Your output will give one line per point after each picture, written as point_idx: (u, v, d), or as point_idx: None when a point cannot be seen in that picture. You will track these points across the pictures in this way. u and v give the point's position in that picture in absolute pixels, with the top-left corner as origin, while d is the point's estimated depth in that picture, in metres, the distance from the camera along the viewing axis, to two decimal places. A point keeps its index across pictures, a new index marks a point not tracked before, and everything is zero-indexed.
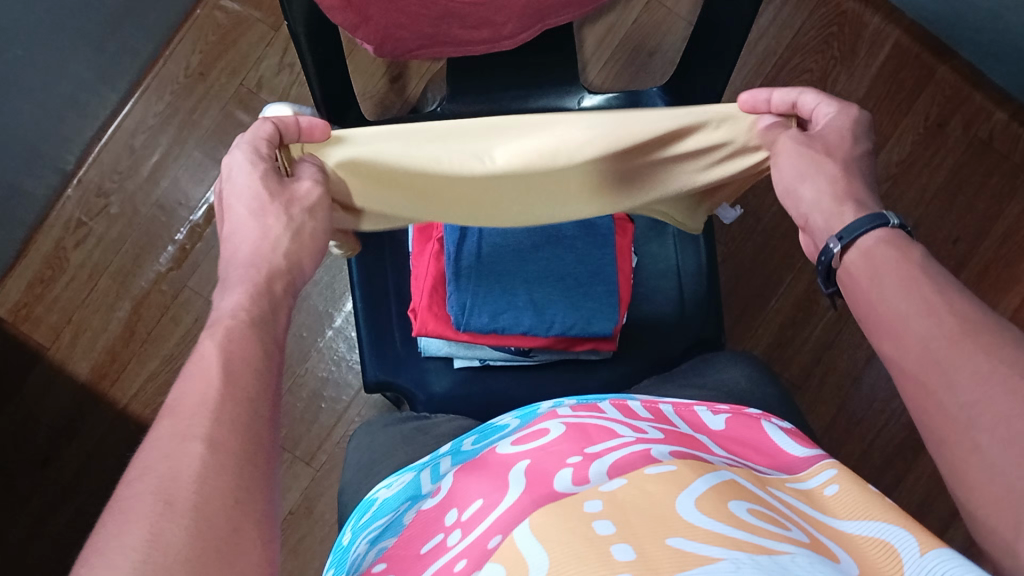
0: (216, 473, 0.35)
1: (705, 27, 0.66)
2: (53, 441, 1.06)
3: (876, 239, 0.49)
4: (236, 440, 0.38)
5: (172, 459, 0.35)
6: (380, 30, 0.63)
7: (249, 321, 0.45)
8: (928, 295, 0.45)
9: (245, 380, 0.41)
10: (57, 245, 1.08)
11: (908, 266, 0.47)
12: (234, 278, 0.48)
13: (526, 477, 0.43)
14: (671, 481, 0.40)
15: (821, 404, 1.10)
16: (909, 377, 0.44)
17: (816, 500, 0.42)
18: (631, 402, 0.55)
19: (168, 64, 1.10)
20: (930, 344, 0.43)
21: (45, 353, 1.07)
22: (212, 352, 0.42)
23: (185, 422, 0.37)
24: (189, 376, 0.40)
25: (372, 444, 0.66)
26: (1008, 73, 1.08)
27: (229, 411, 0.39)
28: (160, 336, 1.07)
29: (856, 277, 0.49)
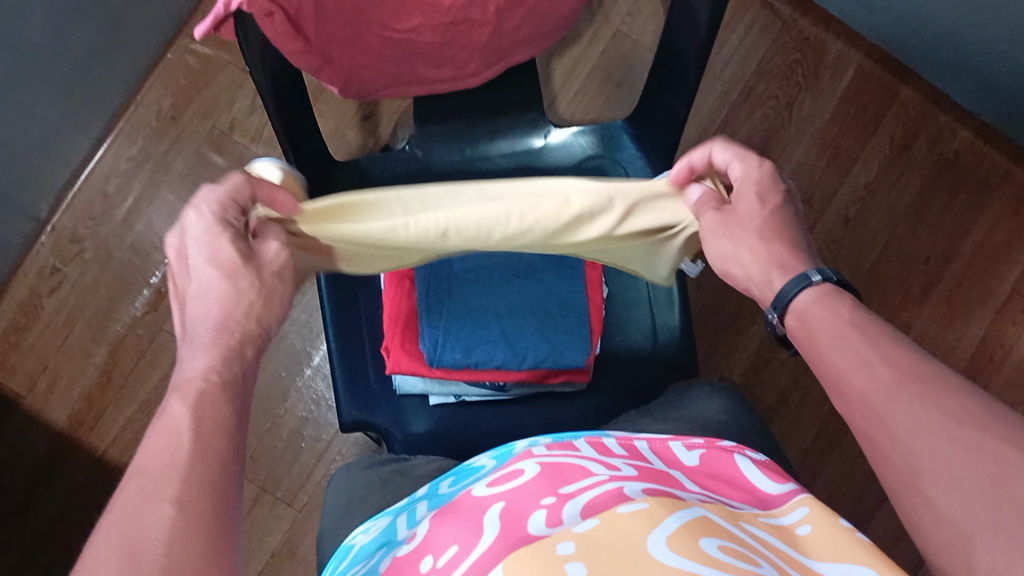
0: (184, 536, 0.36)
1: (665, 61, 0.67)
2: (31, 490, 1.05)
3: (807, 301, 0.50)
4: (203, 499, 0.38)
5: (138, 524, 0.36)
6: (344, 73, 0.64)
7: (220, 379, 0.44)
8: (861, 351, 0.46)
9: (213, 437, 0.41)
10: (31, 293, 1.07)
11: (837, 323, 0.48)
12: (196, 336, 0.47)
13: (501, 520, 0.43)
14: (644, 518, 0.40)
15: (801, 426, 1.10)
16: (862, 416, 0.45)
17: (790, 537, 0.42)
18: (607, 439, 0.55)
19: (140, 108, 1.10)
20: (872, 399, 0.44)
21: (21, 402, 1.06)
22: (178, 410, 0.42)
23: (152, 484, 0.37)
24: (156, 434, 0.40)
25: (350, 489, 0.66)
26: (969, 93, 1.10)
27: (199, 472, 0.39)
28: (137, 381, 1.07)
29: (798, 340, 0.51)
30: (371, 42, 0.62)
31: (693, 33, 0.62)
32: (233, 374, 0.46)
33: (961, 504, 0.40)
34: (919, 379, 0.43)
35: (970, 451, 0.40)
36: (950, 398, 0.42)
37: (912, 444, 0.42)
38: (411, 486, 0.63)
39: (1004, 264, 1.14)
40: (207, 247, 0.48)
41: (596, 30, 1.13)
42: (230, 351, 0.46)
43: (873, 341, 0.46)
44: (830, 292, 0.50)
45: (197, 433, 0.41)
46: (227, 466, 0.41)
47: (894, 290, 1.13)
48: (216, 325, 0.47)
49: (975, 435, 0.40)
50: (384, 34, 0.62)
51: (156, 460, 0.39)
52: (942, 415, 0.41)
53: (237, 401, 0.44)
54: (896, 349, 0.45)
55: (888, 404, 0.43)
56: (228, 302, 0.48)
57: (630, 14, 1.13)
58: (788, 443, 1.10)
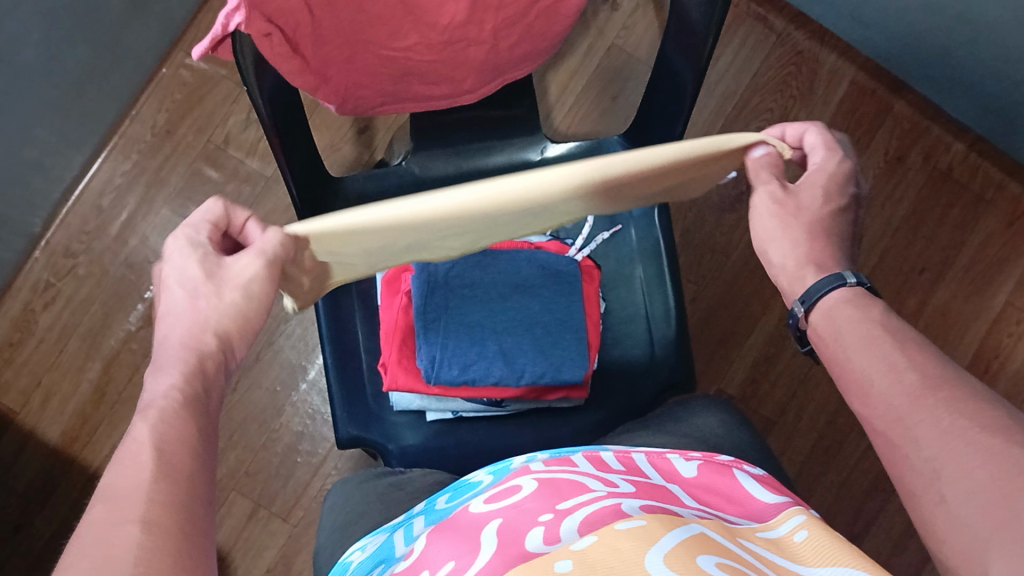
0: (156, 556, 0.35)
1: (664, 78, 0.67)
2: (25, 508, 1.04)
3: (839, 299, 0.50)
4: (170, 517, 0.38)
5: (107, 546, 0.35)
6: (341, 90, 0.64)
7: (184, 402, 0.43)
8: (893, 356, 0.47)
9: (172, 451, 0.41)
10: (24, 308, 1.07)
11: (872, 326, 0.49)
12: (163, 362, 0.45)
13: (499, 538, 0.43)
14: (641, 538, 0.40)
15: (797, 438, 1.11)
16: (886, 421, 0.45)
17: (785, 547, 0.42)
18: (604, 454, 0.55)
19: (134, 123, 1.10)
20: (898, 403, 0.45)
21: (14, 418, 1.05)
22: (144, 430, 0.41)
23: (120, 508, 0.37)
24: (120, 457, 0.40)
25: (347, 504, 0.66)
26: (962, 106, 1.11)
27: (162, 491, 0.39)
28: (131, 397, 1.06)
29: (821, 338, 0.51)
30: (368, 60, 0.62)
31: (692, 49, 0.62)
32: (194, 393, 0.44)
33: (970, 508, 0.39)
34: (944, 386, 0.44)
35: (986, 455, 0.40)
36: (973, 409, 0.42)
37: (932, 450, 0.42)
38: (409, 500, 0.63)
39: (998, 276, 1.14)
40: (178, 263, 0.47)
41: (590, 44, 1.13)
42: (200, 371, 0.45)
43: (906, 350, 0.47)
44: (862, 296, 0.50)
45: (159, 455, 0.40)
46: (190, 481, 0.40)
47: (889, 302, 1.14)
48: (187, 343, 0.45)
49: (992, 441, 0.40)
50: (381, 52, 0.61)
51: (120, 479, 0.39)
52: (963, 421, 0.42)
53: (199, 414, 0.44)
54: (926, 359, 0.46)
55: (916, 409, 0.44)
56: (192, 319, 0.46)
57: (624, 27, 1.13)
58: (785, 455, 1.10)
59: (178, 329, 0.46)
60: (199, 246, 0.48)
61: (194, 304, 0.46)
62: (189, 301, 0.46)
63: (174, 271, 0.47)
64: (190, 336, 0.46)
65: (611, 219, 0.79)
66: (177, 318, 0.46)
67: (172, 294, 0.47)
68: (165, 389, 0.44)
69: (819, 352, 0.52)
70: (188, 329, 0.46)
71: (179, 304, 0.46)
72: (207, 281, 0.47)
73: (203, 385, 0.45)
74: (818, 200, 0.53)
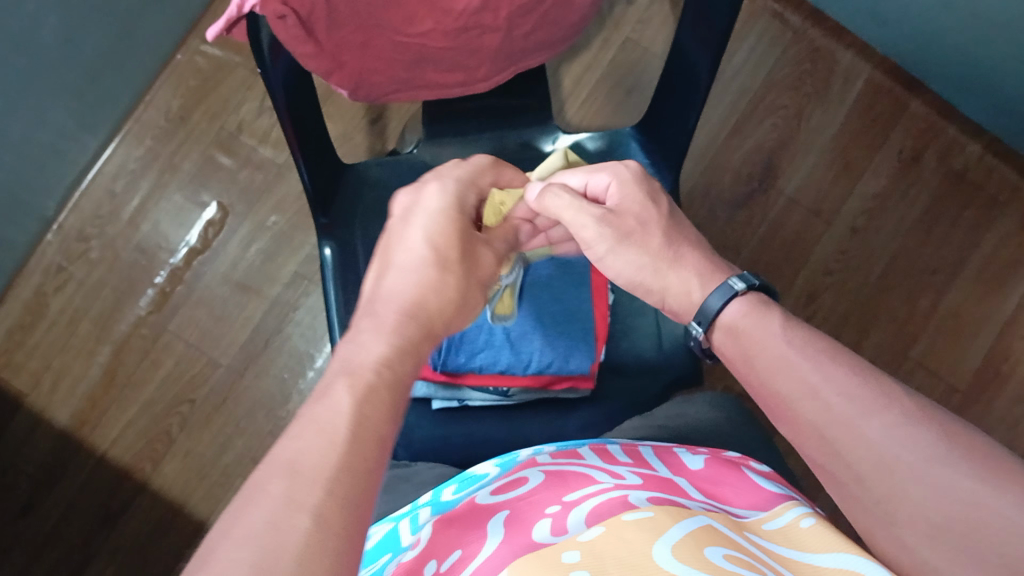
0: (315, 554, 0.32)
1: (678, 71, 0.67)
2: (34, 490, 1.04)
3: (737, 311, 0.52)
4: (342, 518, 0.34)
5: (274, 529, 0.32)
6: (354, 75, 0.64)
7: (393, 381, 0.43)
8: (805, 379, 0.46)
9: (365, 437, 0.39)
10: (37, 291, 1.07)
11: (773, 348, 0.49)
12: (375, 321, 0.47)
13: (505, 527, 0.43)
14: (650, 528, 0.39)
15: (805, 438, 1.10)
16: (820, 452, 0.44)
17: (793, 536, 0.41)
18: (611, 446, 0.55)
19: (149, 109, 1.10)
20: (826, 431, 0.44)
21: (25, 400, 1.06)
22: (344, 405, 0.40)
23: (302, 489, 0.34)
24: (317, 422, 0.38)
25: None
26: (978, 106, 1.10)
27: (342, 481, 0.36)
28: (141, 381, 1.07)
29: (732, 360, 0.52)
30: (382, 46, 0.62)
31: (705, 40, 0.62)
32: (400, 368, 0.44)
33: (940, 550, 0.38)
34: (879, 408, 0.43)
35: (945, 494, 0.39)
36: (928, 430, 0.41)
37: (884, 490, 0.41)
38: (414, 490, 0.63)
39: (1011, 279, 1.13)
40: (434, 224, 0.55)
41: (605, 37, 1.13)
42: (409, 348, 0.46)
43: (817, 368, 0.46)
44: (756, 302, 0.52)
45: (353, 438, 0.38)
46: (374, 480, 0.37)
47: (900, 303, 1.13)
48: (403, 311, 0.49)
49: (949, 477, 0.39)
50: (395, 38, 0.61)
51: (304, 454, 0.36)
52: (909, 452, 0.41)
53: (397, 398, 0.43)
54: (847, 375, 0.45)
55: (850, 441, 0.43)
56: (431, 286, 0.51)
57: (640, 21, 1.13)
58: (793, 454, 1.10)
59: (404, 286, 0.51)
60: (450, 224, 0.55)
61: (425, 269, 0.52)
62: (423, 264, 0.52)
63: (432, 229, 0.54)
64: (414, 301, 0.50)
65: None
66: (410, 277, 0.51)
67: (422, 244, 0.53)
68: (371, 358, 0.44)
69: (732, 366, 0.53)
70: (422, 292, 0.50)
71: (420, 265, 0.52)
72: (461, 258, 0.53)
73: (403, 366, 0.45)
74: (636, 202, 0.57)
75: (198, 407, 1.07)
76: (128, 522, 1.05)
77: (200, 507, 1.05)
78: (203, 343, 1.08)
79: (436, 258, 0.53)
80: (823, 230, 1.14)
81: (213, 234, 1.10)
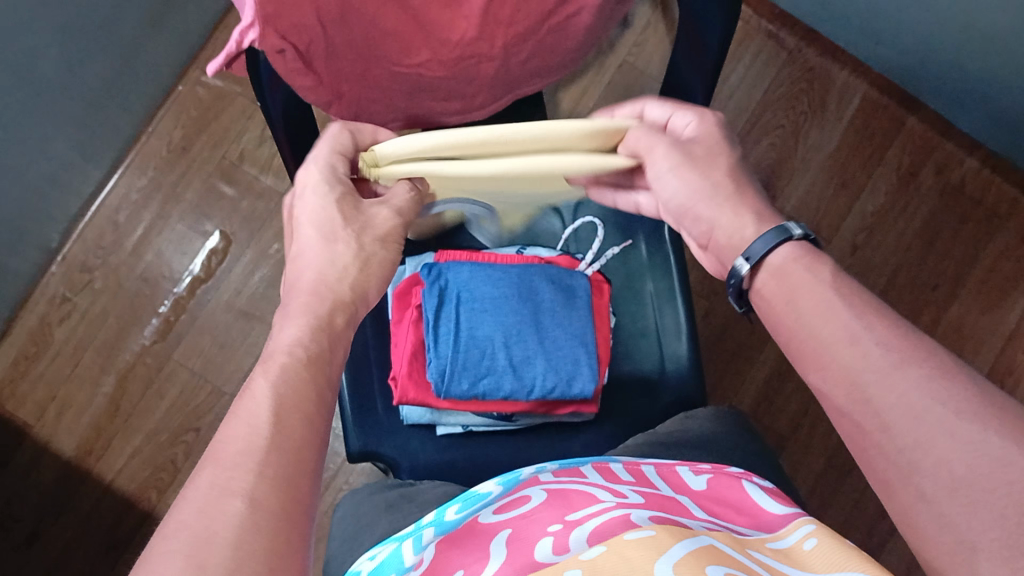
0: (253, 533, 0.35)
1: (674, 95, 0.68)
2: (41, 521, 1.04)
3: (785, 256, 0.49)
4: (275, 495, 0.37)
5: (207, 515, 0.35)
6: (353, 106, 0.64)
7: (305, 358, 0.45)
8: (839, 329, 0.44)
9: (288, 433, 0.41)
10: (41, 322, 1.08)
11: (819, 290, 0.46)
12: (291, 307, 0.49)
13: (507, 547, 0.42)
14: (651, 547, 0.38)
15: (810, 454, 1.10)
16: (850, 399, 0.43)
17: (796, 556, 0.41)
18: (614, 465, 0.55)
19: (150, 140, 1.11)
20: (864, 380, 0.42)
21: (30, 430, 1.06)
22: (264, 391, 0.42)
23: (228, 474, 0.37)
24: (241, 409, 0.41)
25: (356, 515, 0.65)
26: (975, 121, 1.11)
27: (284, 467, 0.39)
28: (145, 410, 1.07)
29: (769, 298, 0.49)
30: (380, 77, 0.62)
31: (700, 63, 0.62)
32: (313, 345, 0.46)
33: (958, 509, 0.37)
34: (917, 359, 0.41)
35: (973, 450, 0.37)
36: (961, 386, 0.39)
37: (910, 439, 0.40)
38: (417, 510, 0.62)
39: (1012, 291, 1.13)
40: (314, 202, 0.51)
41: (601, 61, 1.14)
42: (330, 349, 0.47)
43: (861, 316, 0.44)
44: (808, 250, 0.49)
45: (277, 418, 0.41)
46: (303, 453, 0.41)
47: (903, 318, 1.13)
48: (310, 290, 0.49)
49: (978, 436, 0.38)
50: (392, 67, 0.61)
51: (235, 441, 0.39)
52: (939, 404, 0.39)
53: (320, 378, 0.45)
54: (889, 328, 0.43)
55: (882, 387, 0.41)
56: (327, 264, 0.50)
57: (635, 45, 1.14)
58: (799, 472, 1.10)
59: (297, 270, 0.51)
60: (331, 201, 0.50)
61: (323, 247, 0.50)
62: (319, 242, 0.50)
63: (304, 202, 0.51)
64: (323, 279, 0.50)
65: (621, 233, 0.79)
66: (309, 259, 0.50)
67: (304, 226, 0.51)
68: (286, 343, 0.46)
69: (763, 324, 0.51)
70: (319, 273, 0.50)
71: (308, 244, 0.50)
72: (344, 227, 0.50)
73: (318, 344, 0.47)
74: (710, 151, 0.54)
75: (203, 434, 1.07)
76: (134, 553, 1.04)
77: None
78: (208, 371, 1.08)
79: (326, 231, 0.50)
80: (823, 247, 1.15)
81: (215, 261, 1.10)
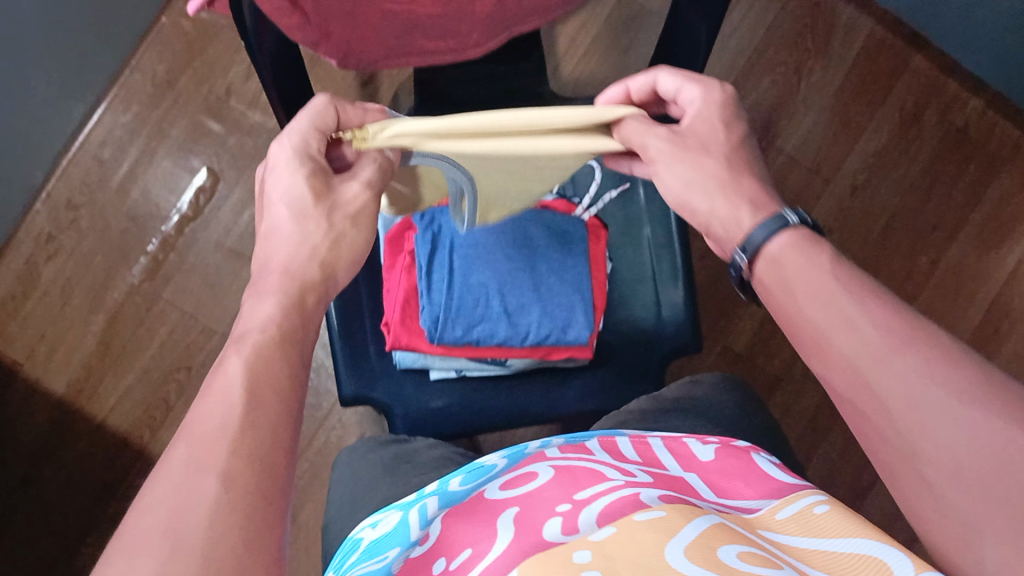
0: (228, 511, 0.33)
1: (675, 37, 0.66)
2: (35, 459, 1.04)
3: (783, 245, 0.47)
4: (250, 474, 0.35)
5: (182, 491, 0.33)
6: (342, 44, 0.61)
7: (278, 336, 0.43)
8: (839, 317, 0.43)
9: (269, 393, 0.39)
10: (28, 261, 1.06)
11: (818, 273, 0.45)
12: (262, 285, 0.46)
13: (514, 524, 0.41)
14: (661, 530, 0.38)
15: (803, 396, 1.10)
16: (848, 384, 0.42)
17: (807, 526, 0.40)
18: (619, 439, 0.54)
19: (134, 73, 1.08)
20: (862, 362, 0.41)
21: (21, 369, 1.05)
22: (236, 369, 0.39)
23: (201, 450, 0.35)
24: (208, 392, 0.38)
25: (355, 477, 0.65)
26: (982, 63, 1.08)
27: (250, 440, 0.36)
28: (136, 349, 1.06)
29: (768, 289, 0.48)
30: (371, 15, 0.60)
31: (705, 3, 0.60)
32: (286, 324, 0.44)
33: (964, 493, 0.36)
34: (912, 343, 0.40)
35: (975, 438, 0.36)
36: (962, 366, 0.38)
37: (909, 422, 0.39)
38: (417, 472, 0.62)
39: (1012, 235, 1.12)
40: (283, 181, 0.46)
41: None
42: (293, 301, 0.45)
43: (858, 301, 0.43)
44: (806, 237, 0.47)
45: (250, 395, 0.38)
46: (276, 431, 0.38)
47: (901, 261, 1.12)
48: (281, 270, 0.46)
49: (981, 420, 0.36)
50: (388, 8, 0.60)
51: (205, 418, 0.37)
52: (939, 387, 0.38)
53: (287, 346, 0.42)
54: (889, 311, 0.42)
55: (885, 374, 0.40)
56: (297, 245, 0.47)
57: None
58: (792, 413, 1.10)
59: (269, 249, 0.47)
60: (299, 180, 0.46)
61: (295, 227, 0.47)
62: (290, 222, 0.47)
63: (284, 182, 0.46)
64: (297, 261, 0.47)
65: (618, 178, 0.77)
66: (281, 237, 0.47)
67: (279, 207, 0.47)
68: (259, 322, 0.43)
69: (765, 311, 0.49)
70: (290, 256, 0.47)
71: (282, 222, 0.47)
72: (318, 206, 0.47)
73: (291, 322, 0.44)
74: (710, 130, 0.53)
75: (196, 373, 1.06)
76: (130, 491, 1.04)
77: None
78: (199, 310, 1.07)
79: (297, 210, 0.47)
80: (822, 189, 1.13)
81: (203, 200, 1.08)
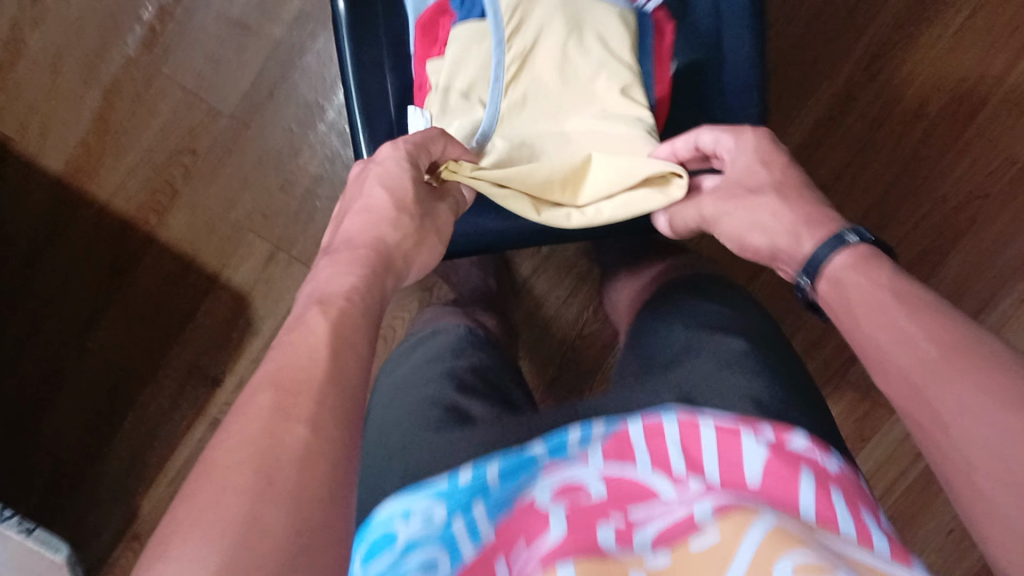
0: (311, 465, 0.36)
1: None
2: (37, 239, 1.00)
3: (842, 263, 0.49)
4: (338, 427, 0.38)
5: (272, 438, 0.36)
6: None
7: (360, 304, 0.47)
8: (878, 336, 0.45)
9: (346, 358, 0.42)
10: (12, 25, 0.96)
11: (872, 291, 0.46)
12: (345, 256, 0.51)
13: (566, 512, 0.39)
14: (726, 544, 0.35)
15: (849, 205, 1.01)
16: (911, 403, 0.42)
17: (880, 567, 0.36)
18: (673, 425, 0.43)
19: None
20: (915, 377, 0.42)
21: (15, 146, 0.99)
22: (320, 326, 0.43)
23: (290, 400, 0.38)
24: (297, 339, 0.42)
25: (397, 399, 0.58)
26: None
27: (335, 397, 0.39)
28: (138, 128, 0.98)
29: (831, 306, 0.49)
30: None
31: None
32: (364, 294, 0.48)
33: (1013, 504, 0.36)
34: (963, 355, 0.40)
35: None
36: (1003, 374, 0.39)
37: (960, 429, 0.39)
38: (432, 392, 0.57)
39: None
40: (378, 178, 0.56)
41: None
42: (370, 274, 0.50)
43: (907, 313, 0.44)
44: (868, 254, 0.48)
45: (335, 349, 0.42)
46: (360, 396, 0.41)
47: (973, 64, 0.99)
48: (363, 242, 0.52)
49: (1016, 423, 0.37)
50: None
51: (288, 371, 0.40)
52: (985, 395, 0.38)
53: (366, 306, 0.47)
54: (936, 321, 0.43)
55: (932, 388, 0.41)
56: (377, 222, 0.54)
57: None
58: None
59: (340, 230, 0.55)
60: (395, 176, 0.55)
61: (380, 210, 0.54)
62: (375, 205, 0.55)
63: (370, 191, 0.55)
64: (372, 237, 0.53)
65: None
66: (363, 219, 0.54)
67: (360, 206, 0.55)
68: (336, 285, 0.48)
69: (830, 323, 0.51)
70: (376, 232, 0.53)
71: (365, 211, 0.54)
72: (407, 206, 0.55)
73: (371, 295, 0.49)
74: (757, 172, 0.58)
75: (201, 159, 0.98)
76: (139, 278, 1.00)
77: (210, 261, 1.00)
78: (202, 89, 0.98)
79: (383, 204, 0.55)
80: None
81: None
